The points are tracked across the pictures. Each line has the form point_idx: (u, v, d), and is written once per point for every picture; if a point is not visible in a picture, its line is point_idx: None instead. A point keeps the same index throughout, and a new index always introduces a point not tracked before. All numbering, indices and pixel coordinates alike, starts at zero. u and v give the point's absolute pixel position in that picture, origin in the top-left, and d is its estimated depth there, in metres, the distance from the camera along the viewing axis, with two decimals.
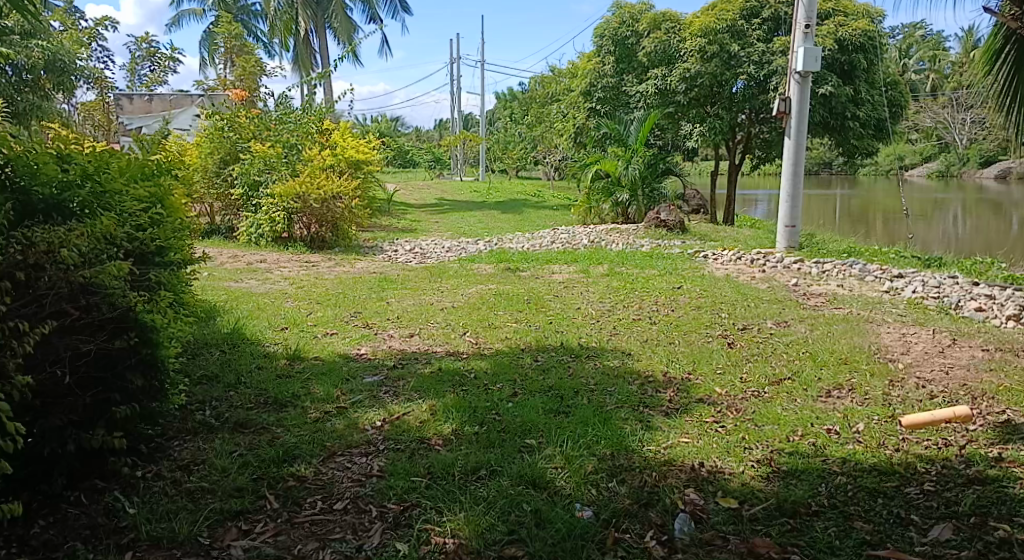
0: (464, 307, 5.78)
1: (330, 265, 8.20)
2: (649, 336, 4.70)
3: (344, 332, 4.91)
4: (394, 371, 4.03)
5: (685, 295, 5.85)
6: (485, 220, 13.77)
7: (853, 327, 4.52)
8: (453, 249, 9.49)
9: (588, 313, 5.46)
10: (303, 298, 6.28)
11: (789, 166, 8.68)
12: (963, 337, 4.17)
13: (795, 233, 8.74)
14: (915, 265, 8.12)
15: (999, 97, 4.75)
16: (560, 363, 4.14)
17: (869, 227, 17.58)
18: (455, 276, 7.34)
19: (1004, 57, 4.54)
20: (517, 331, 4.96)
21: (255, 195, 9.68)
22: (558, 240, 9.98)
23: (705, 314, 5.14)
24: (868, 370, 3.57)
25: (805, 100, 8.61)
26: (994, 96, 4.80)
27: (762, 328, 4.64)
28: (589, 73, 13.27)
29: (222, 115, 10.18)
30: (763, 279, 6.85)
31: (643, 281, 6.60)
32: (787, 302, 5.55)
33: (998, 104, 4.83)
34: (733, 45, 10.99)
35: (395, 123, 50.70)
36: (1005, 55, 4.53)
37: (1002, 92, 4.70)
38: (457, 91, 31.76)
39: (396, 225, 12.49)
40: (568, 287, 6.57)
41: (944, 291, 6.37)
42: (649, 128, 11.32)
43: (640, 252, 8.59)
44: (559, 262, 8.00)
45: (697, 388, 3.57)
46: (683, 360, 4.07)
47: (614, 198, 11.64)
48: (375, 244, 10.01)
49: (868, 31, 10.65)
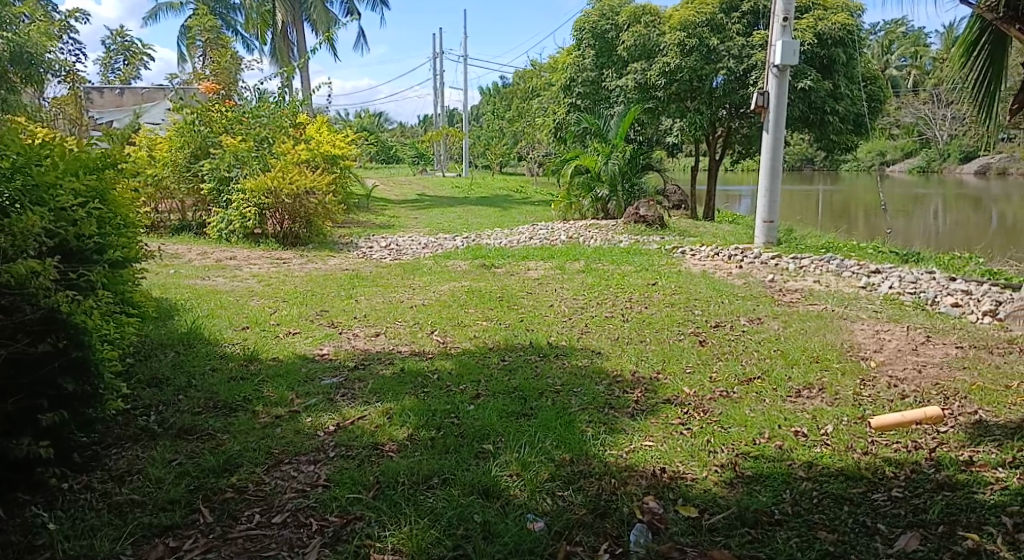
0: (435, 305, 5.64)
1: (302, 262, 8.04)
2: (619, 334, 4.59)
3: (308, 331, 4.77)
4: (355, 372, 3.89)
5: (659, 292, 5.75)
6: (465, 216, 13.61)
7: (827, 323, 4.43)
8: (429, 246, 9.33)
9: (560, 311, 5.34)
10: (271, 296, 6.12)
11: (767, 161, 8.61)
12: (938, 334, 4.08)
13: (773, 229, 8.67)
14: (893, 261, 8.07)
15: (972, 94, 4.68)
16: (527, 362, 4.02)
17: (850, 222, 17.57)
18: (429, 273, 7.20)
19: (977, 50, 4.48)
20: (486, 329, 4.84)
21: (225, 190, 9.49)
22: (536, 236, 9.86)
23: (678, 311, 5.04)
24: (840, 368, 3.47)
25: (783, 95, 8.54)
26: (967, 93, 4.73)
27: (735, 325, 4.54)
28: (570, 67, 13.15)
29: (193, 109, 9.96)
30: (739, 275, 6.76)
31: (618, 278, 6.50)
32: (762, 299, 5.46)
33: (971, 102, 4.76)
34: (713, 39, 10.87)
35: (379, 119, 50.42)
36: (980, 48, 4.47)
37: (975, 88, 4.63)
38: (440, 87, 31.59)
39: (374, 221, 12.32)
40: (542, 284, 6.45)
41: (921, 287, 6.31)
42: (628, 123, 11.23)
43: (618, 248, 8.50)
44: (535, 258, 7.88)
45: (664, 389, 3.46)
46: (653, 359, 3.96)
47: (593, 194, 11.52)
48: (351, 240, 9.84)
49: (847, 25, 10.59)
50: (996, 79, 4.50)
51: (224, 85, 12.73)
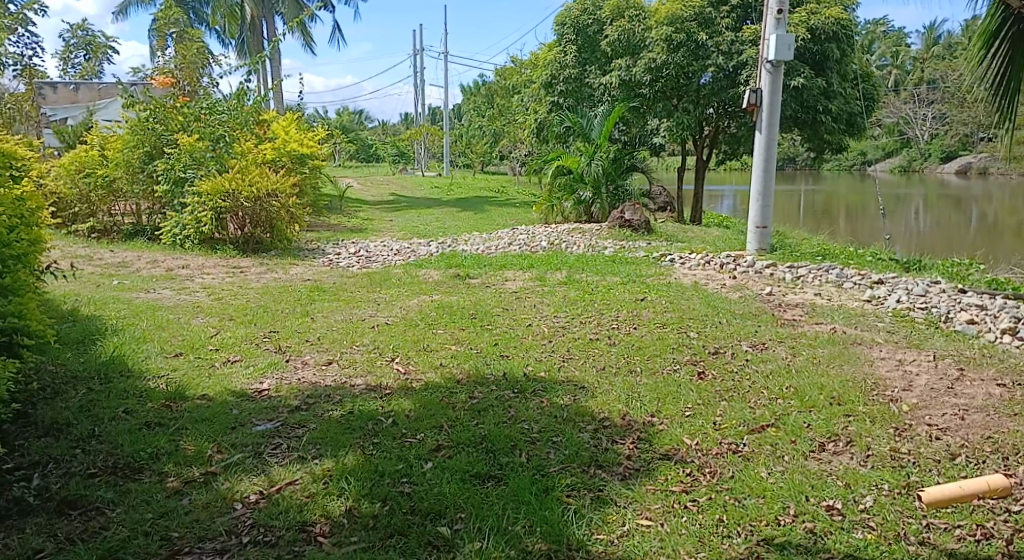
0: (400, 324, 5.04)
1: (261, 271, 7.43)
2: (606, 363, 4.03)
3: (250, 359, 4.17)
4: (295, 415, 3.30)
5: (649, 309, 5.19)
6: (442, 219, 13.01)
7: (842, 351, 3.90)
8: (401, 252, 8.75)
9: (539, 332, 4.77)
10: (218, 313, 5.49)
11: (760, 162, 8.09)
12: (970, 365, 3.55)
13: (767, 234, 8.16)
14: (894, 270, 7.60)
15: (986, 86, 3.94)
16: (499, 400, 3.45)
17: (832, 222, 17.16)
18: (398, 284, 6.61)
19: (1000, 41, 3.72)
20: (454, 356, 4.25)
21: (181, 192, 8.85)
22: (516, 242, 9.30)
23: (672, 334, 4.48)
24: (867, 415, 2.94)
25: (777, 92, 8.01)
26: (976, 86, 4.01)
27: (736, 352, 4.01)
28: (550, 63, 12.54)
29: (146, 105, 9.26)
30: (734, 287, 6.25)
31: (604, 292, 5.94)
32: (763, 318, 4.92)
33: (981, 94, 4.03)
34: (701, 34, 10.34)
35: (359, 118, 49.56)
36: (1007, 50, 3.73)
37: (991, 83, 3.89)
38: (420, 85, 30.94)
39: (345, 224, 11.68)
40: (521, 298, 5.87)
41: (931, 300, 5.83)
42: (613, 122, 10.69)
43: (602, 256, 7.95)
44: (513, 268, 7.30)
45: (661, 439, 2.90)
46: (646, 396, 3.41)
47: (576, 196, 10.96)
48: (317, 246, 9.22)
49: (841, 20, 10.10)
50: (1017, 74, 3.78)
51: (186, 80, 12.02)
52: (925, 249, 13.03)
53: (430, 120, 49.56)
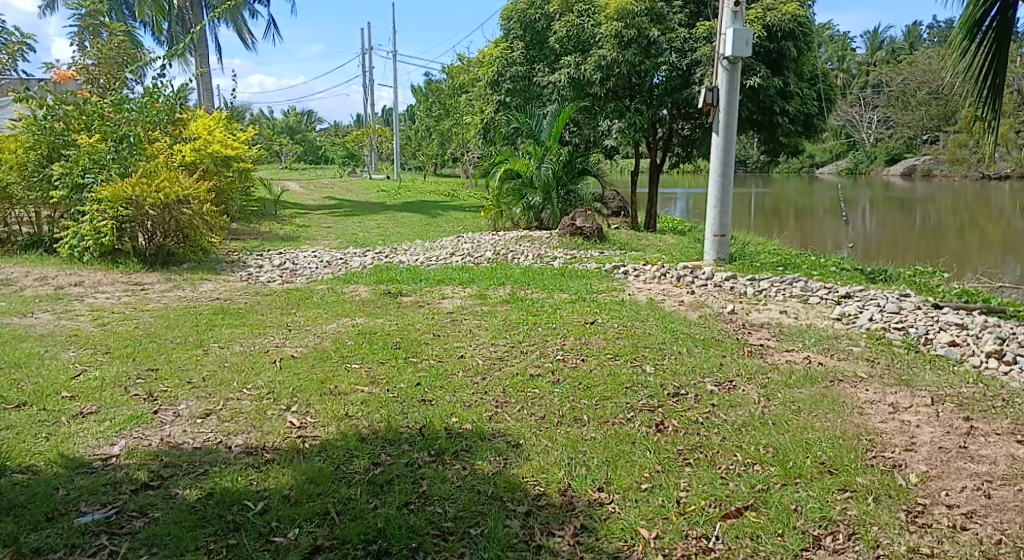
0: (309, 356, 4.26)
1: (165, 289, 6.58)
2: (548, 410, 3.33)
3: (111, 411, 3.37)
4: (137, 497, 2.53)
5: (600, 335, 4.53)
6: (385, 225, 12.20)
7: (826, 393, 3.28)
8: (332, 263, 7.96)
9: (471, 366, 4.05)
10: (96, 344, 4.65)
11: (716, 166, 7.54)
12: (975, 411, 2.97)
13: (725, 243, 7.60)
14: (859, 281, 7.13)
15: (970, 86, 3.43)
16: (409, 467, 2.73)
17: (780, 225, 16.86)
18: (321, 304, 5.83)
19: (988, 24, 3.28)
20: (364, 400, 3.50)
21: (80, 200, 7.93)
22: (459, 251, 8.59)
23: (625, 369, 3.82)
24: (869, 489, 2.34)
25: (734, 90, 7.46)
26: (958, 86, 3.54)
27: (699, 394, 3.38)
28: (497, 60, 11.84)
29: (43, 102, 8.27)
30: (693, 305, 5.65)
31: (551, 312, 5.27)
32: (727, 345, 4.32)
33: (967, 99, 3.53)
34: (653, 31, 9.74)
35: (308, 118, 48.09)
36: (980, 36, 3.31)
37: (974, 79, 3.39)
38: (370, 85, 29.99)
39: (276, 232, 10.79)
40: (457, 321, 5.14)
41: (907, 319, 5.31)
42: (564, 123, 10.05)
43: (551, 268, 7.29)
44: (451, 283, 6.58)
45: (614, 527, 2.27)
46: (593, 458, 2.74)
47: (525, 202, 10.32)
48: (239, 257, 8.39)
49: (798, 16, 9.65)
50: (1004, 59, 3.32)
51: (101, 75, 11.01)
52: (871, 251, 12.78)
53: (382, 121, 48.41)
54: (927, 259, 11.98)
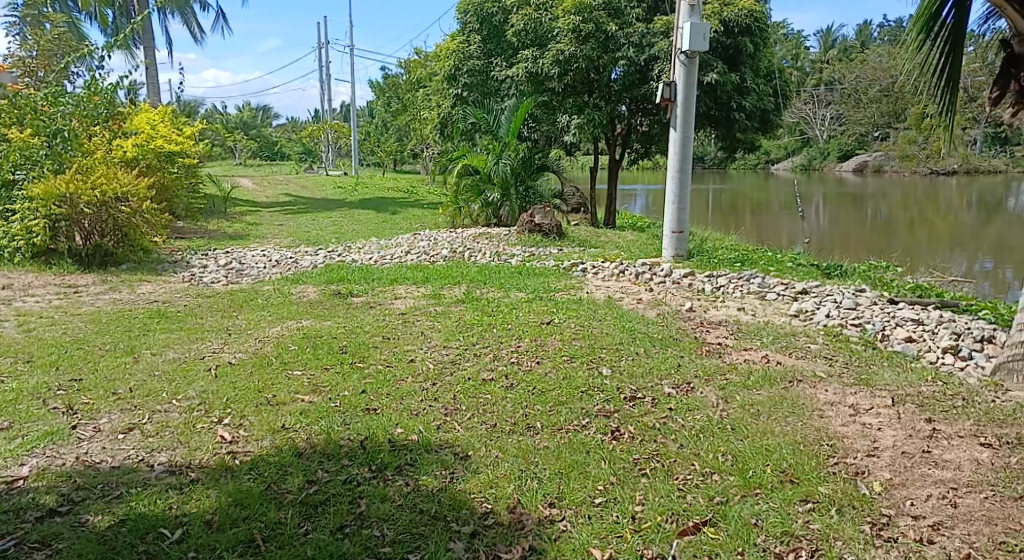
0: (247, 363, 4.02)
1: (100, 291, 6.24)
2: (499, 418, 3.15)
3: (25, 428, 3.11)
4: (41, 526, 2.31)
5: (556, 336, 4.38)
6: (339, 223, 11.88)
7: (786, 395, 3.17)
8: (281, 262, 7.67)
9: (421, 372, 3.84)
10: (20, 351, 4.34)
11: (674, 162, 7.46)
12: (935, 412, 2.89)
13: (683, 240, 7.51)
14: (816, 277, 7.12)
15: (926, 79, 3.78)
16: (347, 485, 2.54)
17: (737, 221, 16.96)
18: (266, 305, 5.57)
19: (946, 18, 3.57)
20: (303, 411, 3.28)
21: (10, 197, 7.51)
22: (414, 249, 8.37)
23: (581, 371, 3.67)
24: (832, 499, 2.23)
25: (692, 85, 7.37)
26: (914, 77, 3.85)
27: (657, 398, 3.24)
28: (453, 54, 11.63)
29: None
30: (652, 303, 5.54)
31: (506, 312, 5.10)
32: (685, 345, 4.20)
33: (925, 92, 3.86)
34: (611, 25, 9.64)
35: (263, 114, 47.07)
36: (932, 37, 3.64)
37: (931, 71, 3.73)
38: (326, 80, 29.45)
39: (224, 230, 10.40)
40: (408, 322, 4.92)
41: (863, 314, 5.27)
42: (521, 118, 9.89)
43: (507, 266, 7.13)
44: (405, 282, 6.37)
45: (565, 549, 2.12)
46: (544, 470, 2.59)
47: (483, 198, 10.13)
48: (183, 257, 8.04)
49: (754, 12, 9.61)
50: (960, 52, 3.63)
51: (37, 66, 10.51)
52: (824, 246, 12.89)
53: (340, 118, 47.65)
54: (879, 254, 12.11)
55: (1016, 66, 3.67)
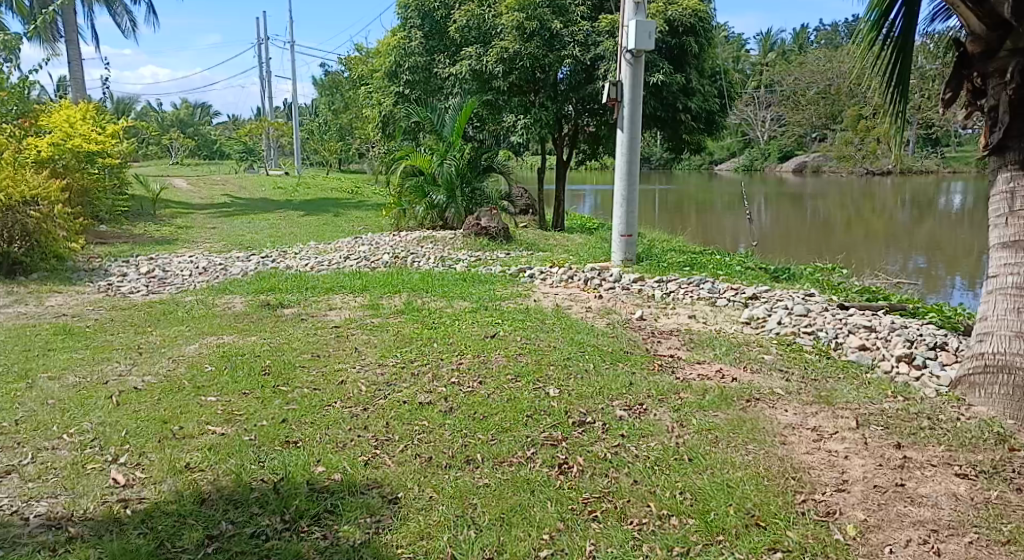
0: (156, 388, 3.61)
1: (4, 304, 5.70)
2: (435, 448, 2.84)
3: None
4: None
5: (500, 351, 4.08)
6: (277, 225, 11.35)
7: (743, 417, 2.94)
8: (209, 269, 7.17)
9: (352, 395, 3.47)
10: None
11: (622, 164, 7.25)
12: (901, 435, 2.71)
13: (632, 243, 7.31)
14: (765, 281, 6.99)
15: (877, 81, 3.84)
16: (257, 547, 2.22)
17: (683, 220, 16.95)
18: (187, 318, 5.12)
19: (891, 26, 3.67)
20: (213, 446, 2.92)
21: None
22: (354, 254, 7.98)
23: (526, 393, 3.37)
24: (801, 550, 2.01)
25: (638, 85, 7.17)
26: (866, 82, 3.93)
27: (607, 422, 2.98)
28: (394, 49, 11.22)
29: None
30: (601, 311, 5.28)
31: (447, 324, 4.77)
32: (637, 359, 3.95)
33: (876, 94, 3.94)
34: (555, 22, 9.45)
35: (202, 111, 45.52)
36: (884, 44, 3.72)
37: (881, 76, 3.81)
38: (265, 76, 28.54)
39: (151, 234, 9.79)
40: (341, 336, 4.55)
41: (816, 321, 5.12)
42: (466, 118, 9.56)
43: (452, 272, 6.81)
44: (341, 291, 5.98)
45: None
46: (483, 516, 2.31)
47: (428, 200, 9.77)
48: (101, 264, 7.47)
49: (699, 11, 9.54)
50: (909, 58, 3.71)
51: None
52: (768, 246, 12.90)
53: (284, 116, 46.44)
54: (822, 253, 12.16)
55: (969, 67, 3.46)
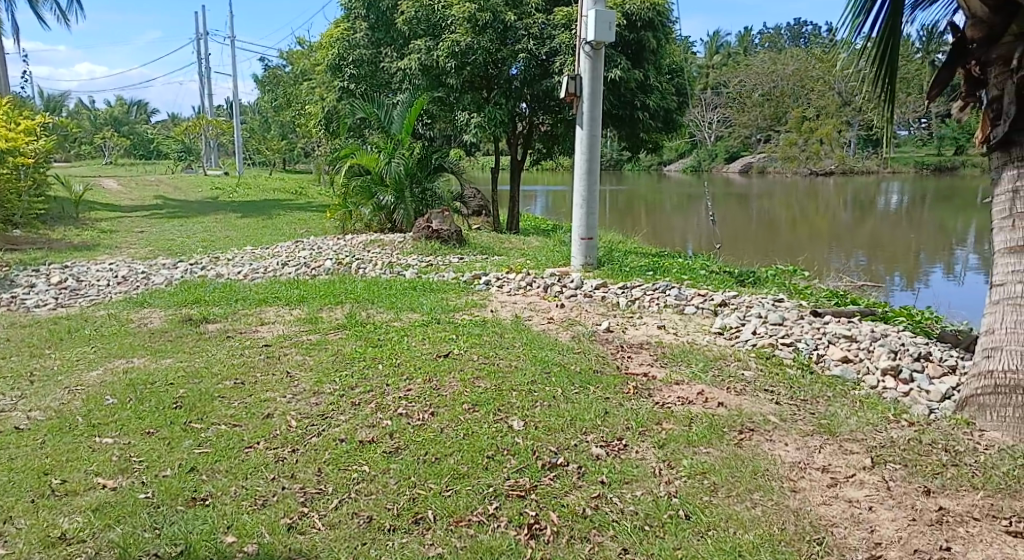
0: (41, 429, 3.00)
1: None
2: (377, 501, 2.35)
3: None
4: None
5: (454, 375, 3.58)
6: (213, 228, 10.62)
7: (741, 455, 2.53)
8: (130, 277, 6.50)
9: (279, 433, 2.91)
10: None
11: (582, 163, 6.80)
12: (925, 477, 2.35)
13: (593, 247, 6.89)
14: (732, 286, 6.65)
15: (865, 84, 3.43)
16: None
17: (633, 221, 16.71)
18: (96, 337, 4.49)
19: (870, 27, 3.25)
20: (99, 506, 2.37)
21: None
22: (294, 260, 7.40)
23: (486, 427, 2.89)
24: None
25: (598, 80, 6.74)
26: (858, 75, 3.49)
27: (583, 463, 2.53)
28: (338, 42, 10.61)
29: None
30: (564, 323, 4.84)
31: (394, 341, 4.26)
32: (609, 381, 3.50)
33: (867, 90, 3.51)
34: (508, 14, 8.98)
35: (139, 109, 43.74)
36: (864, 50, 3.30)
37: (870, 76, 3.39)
38: (204, 72, 27.41)
39: (70, 239, 8.99)
40: (272, 357, 4.00)
41: (792, 330, 4.75)
42: (416, 114, 9.03)
43: (400, 279, 6.30)
44: (276, 302, 5.40)
45: None
46: None
47: (375, 201, 9.20)
48: (8, 274, 6.70)
49: (657, 5, 9.15)
50: (896, 51, 3.28)
51: None
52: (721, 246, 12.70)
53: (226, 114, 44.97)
54: (774, 252, 12.00)
55: (965, 55, 3.09)
